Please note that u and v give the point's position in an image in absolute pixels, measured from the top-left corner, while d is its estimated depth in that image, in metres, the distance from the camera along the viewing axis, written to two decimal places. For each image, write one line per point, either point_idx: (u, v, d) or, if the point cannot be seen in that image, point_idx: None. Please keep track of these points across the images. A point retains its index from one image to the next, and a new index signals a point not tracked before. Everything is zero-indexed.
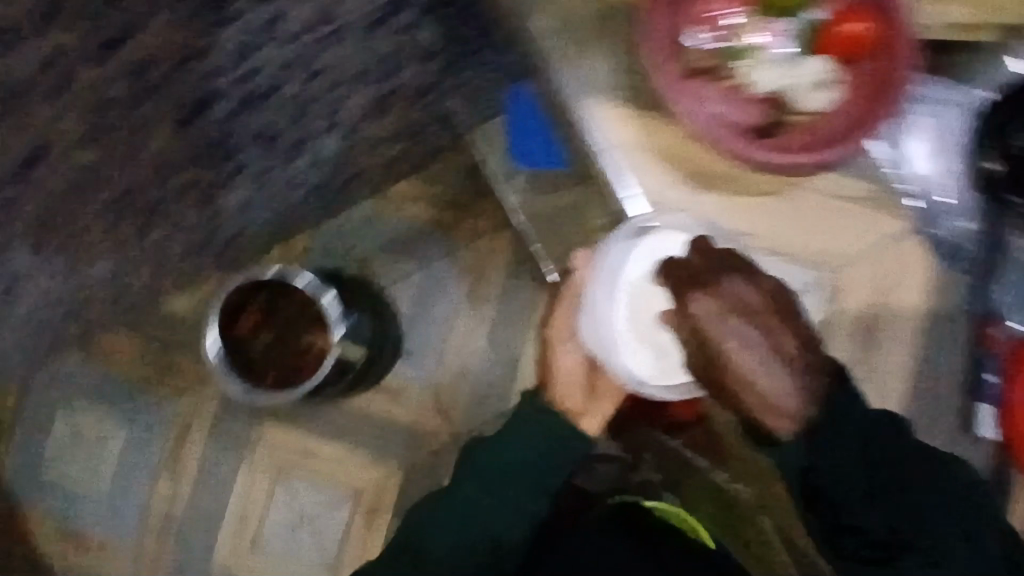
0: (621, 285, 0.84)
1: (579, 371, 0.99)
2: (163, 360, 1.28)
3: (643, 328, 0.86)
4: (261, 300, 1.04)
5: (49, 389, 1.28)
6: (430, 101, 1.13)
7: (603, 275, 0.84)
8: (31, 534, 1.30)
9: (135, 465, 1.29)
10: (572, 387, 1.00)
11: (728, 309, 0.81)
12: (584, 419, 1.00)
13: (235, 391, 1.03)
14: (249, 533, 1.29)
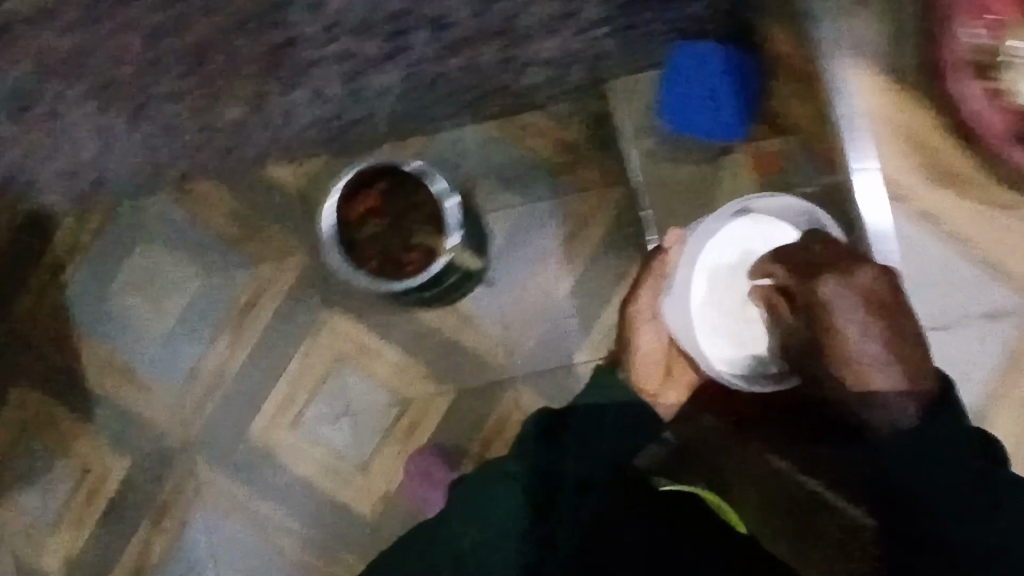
0: (717, 267, 1.04)
1: (657, 354, 1.15)
2: (254, 220, 1.29)
3: (728, 307, 1.04)
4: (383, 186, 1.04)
5: (138, 220, 1.30)
6: None
7: (699, 257, 1.04)
8: (83, 353, 1.32)
9: (200, 315, 1.30)
10: (652, 367, 1.15)
11: (857, 305, 0.87)
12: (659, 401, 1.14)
13: (335, 262, 1.02)
14: (292, 411, 1.30)
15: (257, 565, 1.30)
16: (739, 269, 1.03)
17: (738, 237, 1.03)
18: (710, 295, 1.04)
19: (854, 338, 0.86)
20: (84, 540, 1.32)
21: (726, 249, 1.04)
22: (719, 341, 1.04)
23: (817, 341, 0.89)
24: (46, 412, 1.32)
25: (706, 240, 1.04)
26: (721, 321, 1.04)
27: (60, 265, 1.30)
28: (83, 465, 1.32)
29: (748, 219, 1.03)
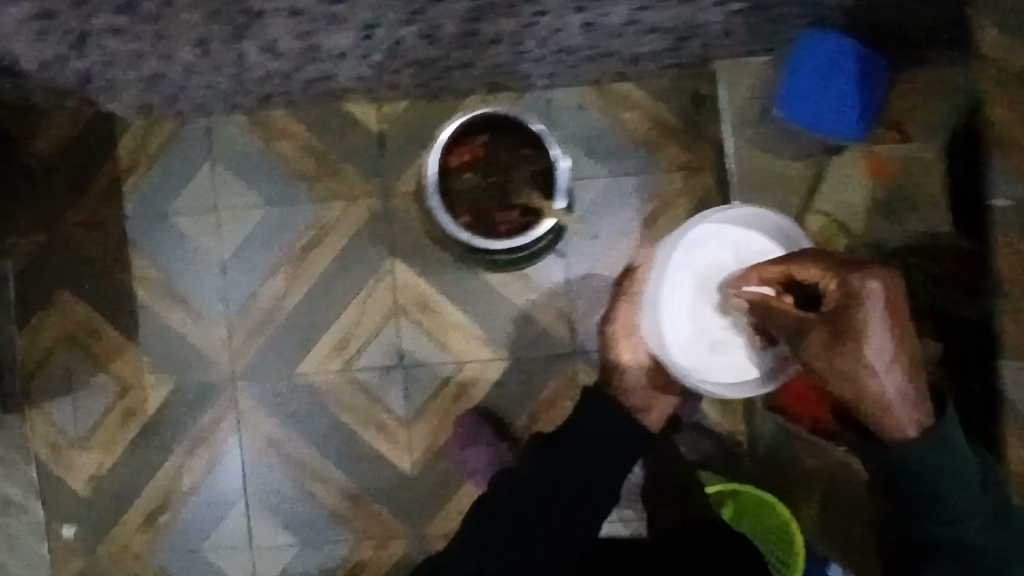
0: (690, 276, 0.98)
1: (640, 376, 1.05)
2: (329, 157, 1.26)
3: (704, 315, 0.97)
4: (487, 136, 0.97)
5: (208, 142, 1.26)
6: (736, 22, 1.01)
7: (671, 266, 0.98)
8: (134, 270, 1.28)
9: (259, 248, 1.27)
10: (637, 388, 1.04)
11: (884, 305, 0.72)
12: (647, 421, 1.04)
13: (432, 208, 0.93)
14: (342, 358, 1.27)
15: (286, 507, 1.28)
16: (714, 278, 0.97)
17: (710, 245, 0.97)
18: (683, 304, 0.98)
19: (878, 343, 0.72)
20: (114, 461, 1.30)
21: (699, 257, 0.98)
22: (696, 352, 0.97)
23: (840, 344, 0.72)
24: (91, 329, 1.29)
25: (679, 248, 0.97)
26: (695, 331, 0.98)
27: (123, 178, 1.27)
28: (121, 384, 1.29)
29: (724, 229, 0.97)
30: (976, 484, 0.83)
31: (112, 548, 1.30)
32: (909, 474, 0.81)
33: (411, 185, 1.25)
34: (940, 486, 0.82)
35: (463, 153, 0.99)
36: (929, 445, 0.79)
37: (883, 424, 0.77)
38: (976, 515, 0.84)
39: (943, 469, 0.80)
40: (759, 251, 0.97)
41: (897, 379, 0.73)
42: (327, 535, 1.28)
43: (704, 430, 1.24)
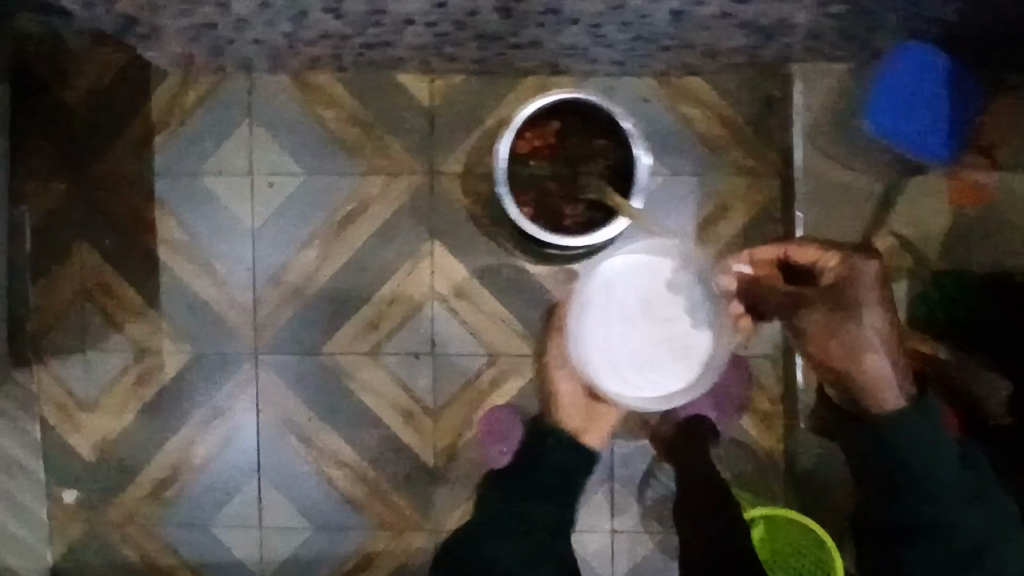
0: (609, 311, 1.10)
1: (578, 401, 1.16)
2: (375, 129, 1.19)
3: (626, 347, 1.09)
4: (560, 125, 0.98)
5: (247, 102, 1.20)
6: (828, 24, 0.95)
7: (593, 305, 1.10)
8: (159, 230, 1.22)
9: (292, 218, 1.21)
10: (573, 410, 1.16)
11: (871, 285, 0.99)
12: (585, 437, 1.15)
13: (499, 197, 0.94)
14: (371, 340, 1.21)
15: (301, 489, 1.24)
16: (631, 313, 1.09)
17: (627, 285, 1.10)
18: (608, 338, 1.10)
19: (869, 315, 0.98)
20: (124, 427, 1.24)
21: (616, 296, 1.10)
22: (624, 376, 1.09)
23: (836, 314, 0.98)
24: (110, 287, 1.23)
25: (597, 290, 1.10)
26: (622, 360, 1.09)
27: (155, 132, 1.21)
28: (136, 349, 1.23)
29: (634, 270, 1.10)
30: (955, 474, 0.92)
31: (116, 516, 1.25)
32: (889, 446, 0.95)
33: (459, 166, 1.19)
34: (914, 464, 0.93)
35: (535, 140, 0.99)
36: (903, 418, 0.95)
37: (876, 389, 0.97)
38: (953, 502, 0.91)
39: (917, 448, 0.93)
40: (667, 288, 1.10)
41: (883, 346, 0.98)
42: (341, 521, 1.23)
43: (742, 445, 1.21)
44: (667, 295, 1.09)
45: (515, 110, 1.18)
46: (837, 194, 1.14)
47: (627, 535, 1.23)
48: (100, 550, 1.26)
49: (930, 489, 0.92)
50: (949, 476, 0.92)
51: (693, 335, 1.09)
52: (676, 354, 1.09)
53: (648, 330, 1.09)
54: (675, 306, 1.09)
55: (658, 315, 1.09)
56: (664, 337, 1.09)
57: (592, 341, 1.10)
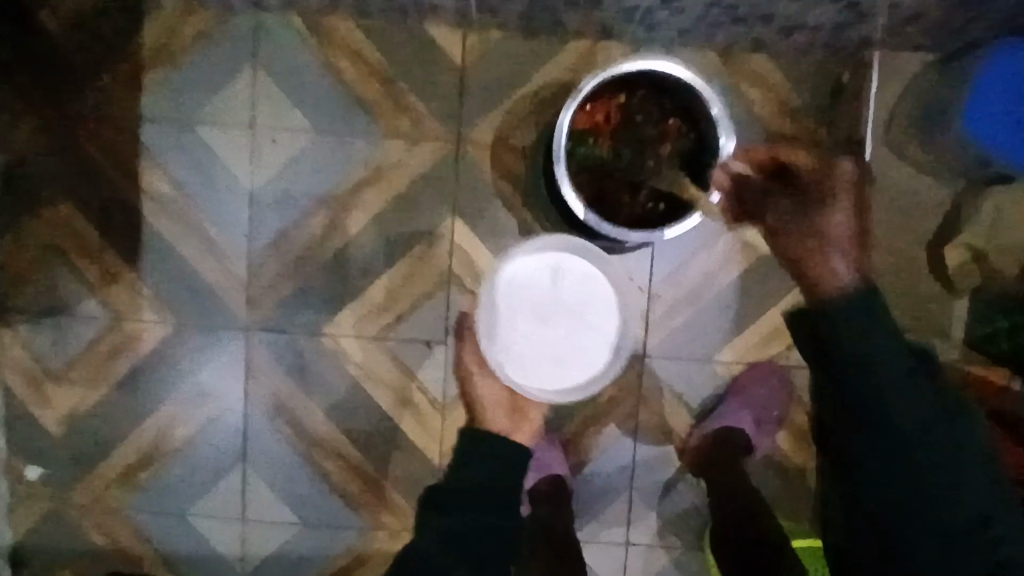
0: (516, 311, 1.00)
1: (502, 400, 1.06)
2: (396, 88, 1.06)
3: (538, 349, 1.00)
4: (632, 98, 0.92)
5: (253, 45, 1.06)
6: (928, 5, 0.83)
7: (500, 306, 1.01)
8: (144, 184, 1.08)
9: (297, 181, 1.08)
10: (498, 409, 1.06)
11: (842, 181, 0.96)
12: (515, 436, 1.05)
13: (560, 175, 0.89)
14: (378, 323, 1.09)
15: (290, 480, 1.12)
16: (541, 310, 1.00)
17: (533, 281, 1.00)
18: (518, 341, 1.01)
19: (837, 206, 0.94)
20: (96, 402, 1.12)
21: (523, 293, 1.00)
22: (535, 377, 1.01)
23: (809, 197, 0.93)
24: (88, 243, 1.09)
25: (503, 289, 1.00)
26: (535, 361, 1.01)
27: (145, 72, 1.07)
28: (113, 316, 1.10)
29: (541, 263, 1.00)
30: (932, 396, 0.83)
31: (83, 497, 1.14)
32: (871, 358, 0.84)
33: (488, 136, 1.07)
34: (897, 382, 0.83)
35: (597, 112, 0.92)
36: (884, 326, 0.85)
37: (831, 268, 0.90)
38: (930, 426, 0.82)
39: (895, 362, 0.84)
40: (577, 278, 1.00)
41: (848, 237, 0.93)
42: (333, 517, 1.13)
43: (773, 462, 1.11)
44: (574, 286, 1.00)
45: (556, 78, 1.05)
46: (905, 198, 1.04)
47: (641, 549, 1.13)
48: (65, 533, 1.14)
49: (907, 410, 0.82)
50: (928, 396, 0.83)
51: (607, 324, 1.01)
52: (591, 346, 1.01)
53: (559, 326, 1.00)
54: (585, 296, 1.00)
55: (566, 311, 1.00)
56: (577, 331, 1.00)
57: (502, 344, 1.01)
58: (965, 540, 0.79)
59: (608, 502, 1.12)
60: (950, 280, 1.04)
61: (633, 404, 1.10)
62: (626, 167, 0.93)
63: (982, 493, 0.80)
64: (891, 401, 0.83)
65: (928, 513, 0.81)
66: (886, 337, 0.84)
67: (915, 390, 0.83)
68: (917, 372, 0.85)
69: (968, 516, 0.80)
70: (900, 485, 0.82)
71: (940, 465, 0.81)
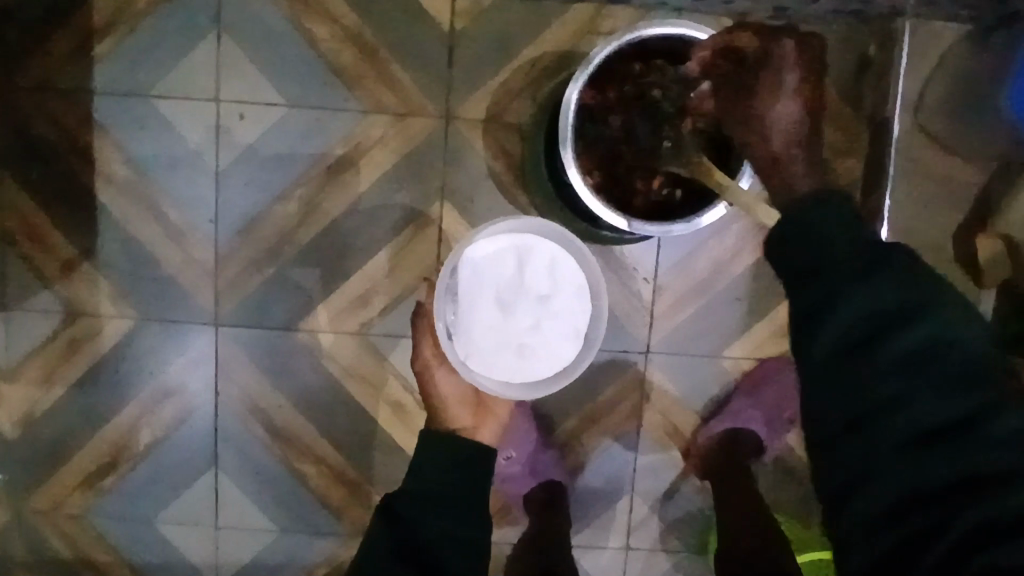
0: (474, 297, 0.84)
1: (465, 393, 0.89)
2: (378, 54, 0.96)
3: (500, 338, 0.84)
4: (648, 69, 0.83)
5: (217, 7, 0.95)
6: None
7: (458, 293, 0.84)
8: (99, 163, 0.97)
9: (269, 160, 0.97)
10: (460, 405, 0.88)
11: (791, 60, 0.75)
12: (480, 433, 0.85)
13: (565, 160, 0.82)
14: (360, 316, 1.00)
15: (264, 483, 1.04)
16: (503, 295, 0.83)
17: (494, 263, 0.83)
18: (479, 332, 0.84)
19: (783, 98, 0.74)
20: (52, 402, 1.02)
21: (482, 277, 0.83)
22: (504, 373, 0.85)
23: (745, 85, 0.75)
24: (40, 227, 0.99)
25: (458, 273, 0.83)
26: (496, 353, 0.84)
27: (96, 38, 0.95)
28: (69, 308, 1.00)
29: (502, 242, 0.84)
30: (896, 283, 0.61)
31: (40, 504, 1.04)
32: (807, 240, 0.66)
33: (481, 111, 0.97)
34: (839, 267, 0.63)
35: (608, 86, 0.83)
36: (820, 207, 0.66)
37: (786, 179, 0.72)
38: (885, 321, 0.61)
39: (839, 243, 0.64)
40: (544, 259, 0.84)
41: (797, 139, 0.74)
42: (313, 522, 1.05)
43: (784, 464, 1.04)
44: (540, 268, 0.84)
45: (556, 47, 0.95)
46: (931, 182, 0.96)
47: (642, 553, 1.06)
48: (23, 542, 1.05)
49: (852, 300, 0.61)
50: (889, 288, 0.61)
51: (578, 311, 0.85)
52: (561, 337, 0.85)
53: (524, 313, 0.84)
54: (553, 280, 0.84)
55: (530, 295, 0.84)
56: (544, 320, 0.84)
57: (457, 336, 0.84)
58: (915, 460, 0.59)
59: (607, 505, 1.04)
60: (980, 271, 0.96)
61: (637, 402, 1.02)
62: (640, 149, 0.84)
63: (947, 401, 0.59)
64: (832, 292, 0.62)
65: (868, 426, 0.61)
66: (825, 217, 0.65)
67: (866, 278, 0.61)
68: (872, 254, 0.63)
69: (919, 424, 0.59)
70: (840, 400, 0.62)
71: (891, 368, 0.60)
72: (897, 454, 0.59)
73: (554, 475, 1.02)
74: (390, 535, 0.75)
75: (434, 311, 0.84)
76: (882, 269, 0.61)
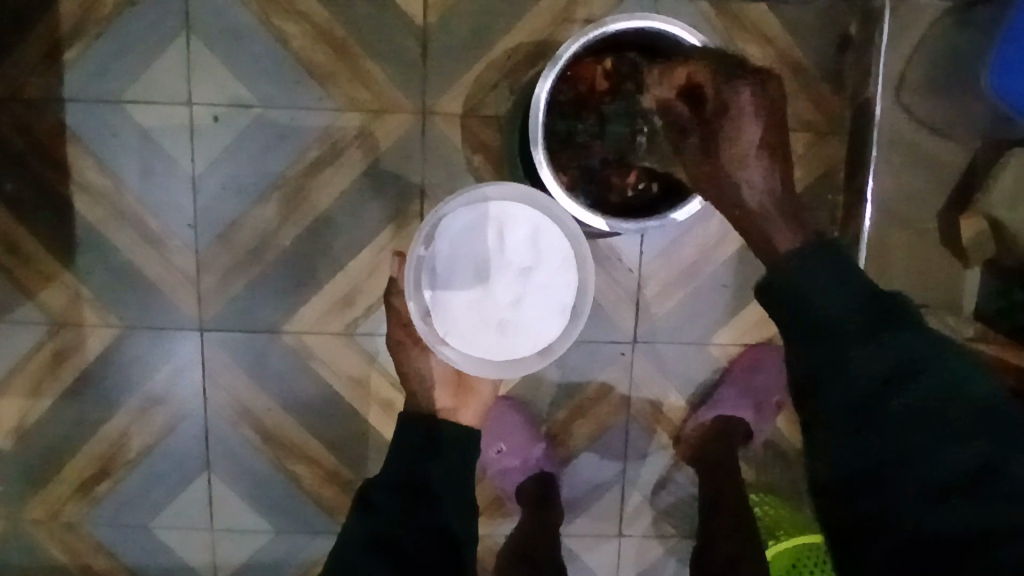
0: (453, 269, 0.80)
1: (446, 370, 0.88)
2: (351, 49, 0.94)
3: (478, 311, 0.80)
4: (614, 65, 0.83)
5: (184, 8, 0.93)
6: None
7: (434, 266, 0.81)
8: (73, 172, 0.96)
9: (246, 162, 0.96)
10: (440, 385, 0.87)
11: (748, 112, 0.73)
12: (461, 414, 0.86)
13: (537, 160, 0.83)
14: (344, 317, 1.00)
15: (257, 485, 1.04)
16: (480, 267, 0.80)
17: (472, 233, 0.80)
18: (456, 306, 0.80)
19: (748, 158, 0.73)
20: (41, 414, 1.02)
21: (459, 248, 0.81)
22: (481, 353, 0.82)
23: (716, 136, 0.73)
24: (20, 239, 0.98)
25: (434, 243, 0.81)
26: (476, 329, 0.81)
27: (63, 45, 0.93)
28: (53, 320, 0.99)
29: (480, 210, 0.80)
30: (909, 335, 0.63)
31: (37, 513, 1.04)
32: (795, 292, 0.67)
33: (457, 105, 0.95)
34: (836, 318, 0.64)
35: (580, 81, 0.84)
36: (819, 262, 0.67)
37: (770, 238, 0.72)
38: (900, 374, 0.61)
39: (834, 300, 0.65)
40: (526, 229, 0.81)
41: (773, 186, 0.74)
42: (308, 522, 1.05)
43: (774, 447, 1.05)
44: (522, 238, 0.80)
45: (532, 36, 0.94)
46: (914, 161, 0.96)
47: (635, 540, 1.06)
48: (21, 554, 1.05)
49: (865, 355, 0.62)
50: (898, 345, 0.62)
51: (563, 283, 0.82)
52: (544, 311, 0.82)
53: (505, 287, 0.80)
54: (536, 251, 0.81)
55: (509, 266, 0.80)
56: (526, 293, 0.81)
57: (434, 312, 0.81)
58: (940, 509, 0.58)
59: (599, 496, 1.05)
60: (964, 251, 0.95)
61: (625, 392, 1.02)
62: (613, 143, 0.86)
63: (966, 446, 0.59)
64: (845, 346, 0.63)
65: (873, 473, 0.61)
66: (826, 275, 0.66)
67: (874, 337, 0.62)
68: (879, 313, 0.64)
69: (938, 479, 0.59)
70: (851, 447, 0.62)
71: (938, 432, 0.60)
72: (917, 505, 0.59)
73: (545, 466, 1.01)
74: (366, 530, 0.77)
75: (409, 288, 0.81)
76: (895, 327, 0.63)
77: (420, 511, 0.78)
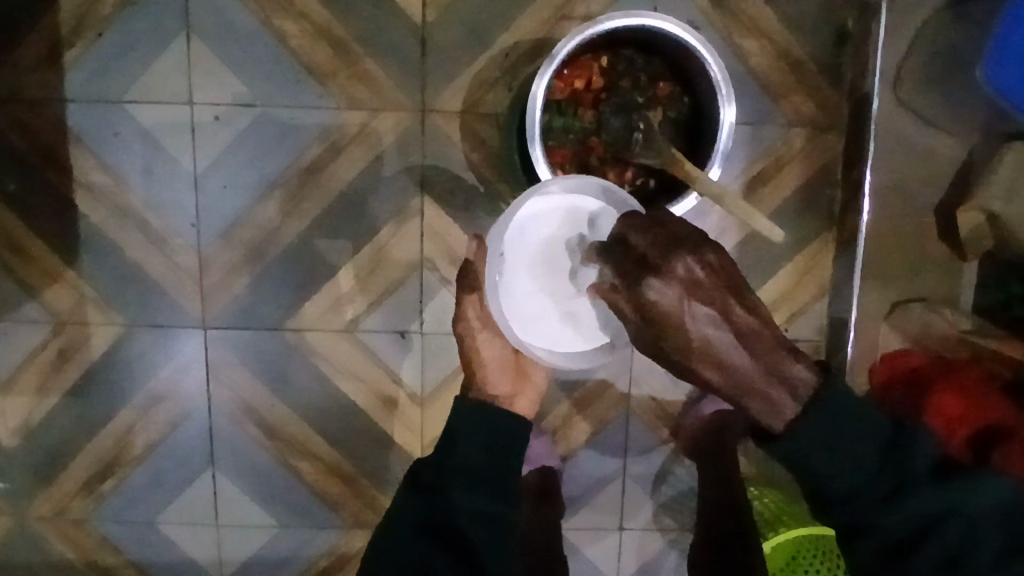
0: (529, 253, 0.78)
1: (504, 358, 0.88)
2: (350, 48, 0.94)
3: (554, 298, 0.78)
4: (610, 63, 0.86)
5: (184, 8, 0.93)
6: None
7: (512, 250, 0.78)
8: (75, 173, 0.97)
9: (246, 161, 0.97)
10: (499, 371, 0.88)
11: None
12: (518, 403, 0.87)
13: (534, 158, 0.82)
14: (345, 315, 1.01)
15: (261, 481, 1.05)
16: (558, 254, 0.77)
17: (551, 221, 0.77)
18: (531, 291, 0.78)
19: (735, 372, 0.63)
20: (46, 412, 1.03)
21: (537, 233, 0.78)
22: (550, 341, 0.79)
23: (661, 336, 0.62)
24: (23, 239, 0.99)
25: (513, 226, 0.78)
26: (548, 317, 0.78)
27: (63, 46, 0.94)
28: (57, 319, 1.00)
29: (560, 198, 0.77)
30: (933, 488, 0.63)
31: (44, 510, 1.06)
32: (830, 472, 0.62)
33: (457, 103, 0.96)
34: (857, 489, 0.63)
35: (576, 79, 0.85)
36: (837, 423, 0.62)
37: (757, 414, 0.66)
38: (929, 527, 0.63)
39: (864, 478, 0.62)
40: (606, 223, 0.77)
41: None
42: (314, 518, 1.06)
43: None
44: (604, 235, 0.75)
45: (530, 34, 0.94)
46: (911, 156, 0.96)
47: (636, 534, 1.07)
48: (28, 549, 1.07)
49: (890, 522, 0.63)
50: (919, 504, 0.62)
51: None
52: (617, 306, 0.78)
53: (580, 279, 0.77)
54: None
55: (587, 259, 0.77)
56: None
57: (506, 294, 0.78)
58: None
59: (600, 489, 1.06)
60: (962, 247, 0.95)
61: (626, 387, 1.03)
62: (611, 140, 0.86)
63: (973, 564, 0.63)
64: (865, 509, 0.63)
65: None
66: (844, 438, 0.62)
67: (900, 504, 0.62)
68: (898, 475, 0.63)
69: None
70: None
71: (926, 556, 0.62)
72: None
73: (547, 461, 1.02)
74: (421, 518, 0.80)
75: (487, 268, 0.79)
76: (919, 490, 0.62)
77: (467, 509, 0.79)
